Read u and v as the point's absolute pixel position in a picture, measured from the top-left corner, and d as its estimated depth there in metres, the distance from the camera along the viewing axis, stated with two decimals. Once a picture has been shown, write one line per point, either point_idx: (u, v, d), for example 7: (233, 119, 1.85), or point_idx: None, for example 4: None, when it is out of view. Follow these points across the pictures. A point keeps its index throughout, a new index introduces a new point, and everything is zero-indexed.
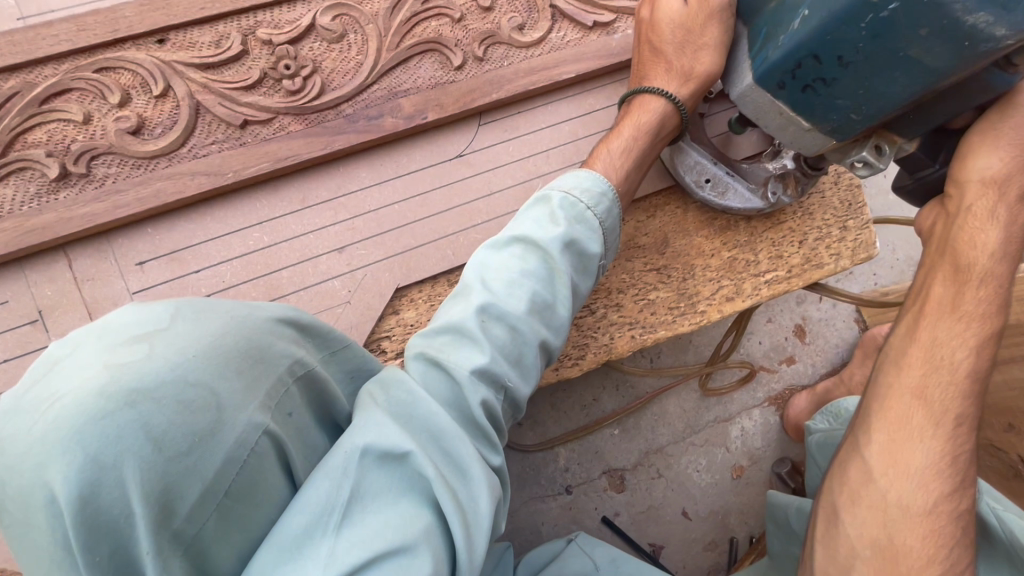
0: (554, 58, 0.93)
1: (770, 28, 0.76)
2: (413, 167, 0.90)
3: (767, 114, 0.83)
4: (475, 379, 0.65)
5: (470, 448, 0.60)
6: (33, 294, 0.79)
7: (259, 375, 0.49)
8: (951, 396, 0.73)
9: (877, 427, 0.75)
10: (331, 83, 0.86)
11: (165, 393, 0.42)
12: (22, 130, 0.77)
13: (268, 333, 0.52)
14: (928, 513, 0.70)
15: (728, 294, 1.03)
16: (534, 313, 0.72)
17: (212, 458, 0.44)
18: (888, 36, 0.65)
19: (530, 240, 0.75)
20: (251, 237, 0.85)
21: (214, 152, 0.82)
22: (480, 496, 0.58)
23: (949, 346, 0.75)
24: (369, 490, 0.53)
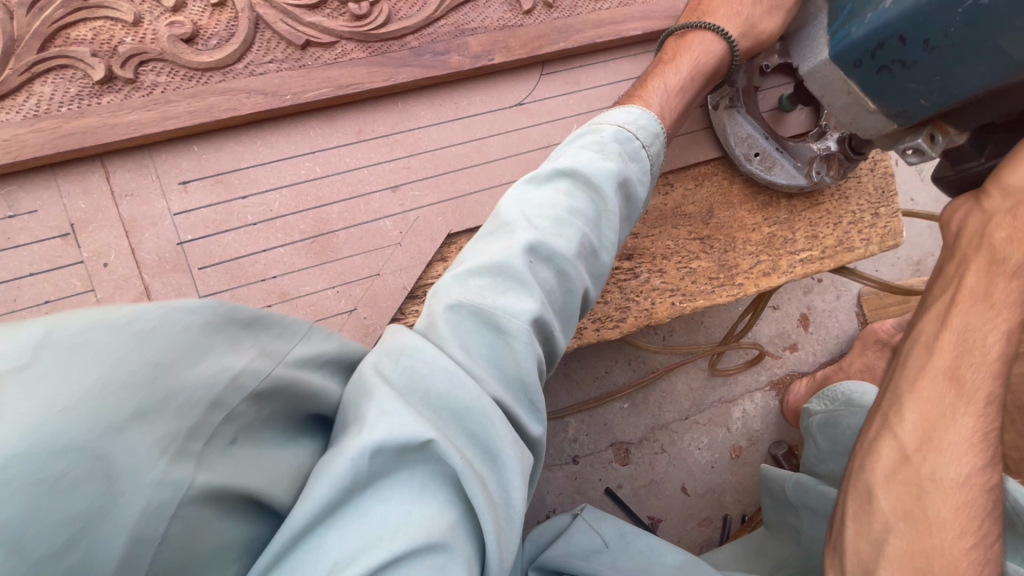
0: (622, 13, 0.91)
1: (856, 6, 0.75)
2: (472, 111, 0.87)
3: (835, 93, 0.84)
4: (528, 326, 0.59)
5: (502, 427, 0.51)
6: (66, 206, 0.73)
7: (169, 411, 0.34)
8: (986, 380, 0.59)
9: (909, 405, 0.62)
10: (397, 13, 0.82)
11: (18, 477, 0.28)
12: (65, 25, 0.70)
13: (190, 347, 0.36)
14: (968, 490, 0.58)
15: (765, 269, 1.04)
16: (581, 256, 0.67)
17: (107, 549, 0.30)
18: (979, 25, 0.62)
19: (585, 175, 0.69)
20: (302, 166, 0.81)
21: (272, 71, 0.77)
22: (513, 483, 0.50)
23: (984, 330, 0.61)
24: (384, 487, 0.44)
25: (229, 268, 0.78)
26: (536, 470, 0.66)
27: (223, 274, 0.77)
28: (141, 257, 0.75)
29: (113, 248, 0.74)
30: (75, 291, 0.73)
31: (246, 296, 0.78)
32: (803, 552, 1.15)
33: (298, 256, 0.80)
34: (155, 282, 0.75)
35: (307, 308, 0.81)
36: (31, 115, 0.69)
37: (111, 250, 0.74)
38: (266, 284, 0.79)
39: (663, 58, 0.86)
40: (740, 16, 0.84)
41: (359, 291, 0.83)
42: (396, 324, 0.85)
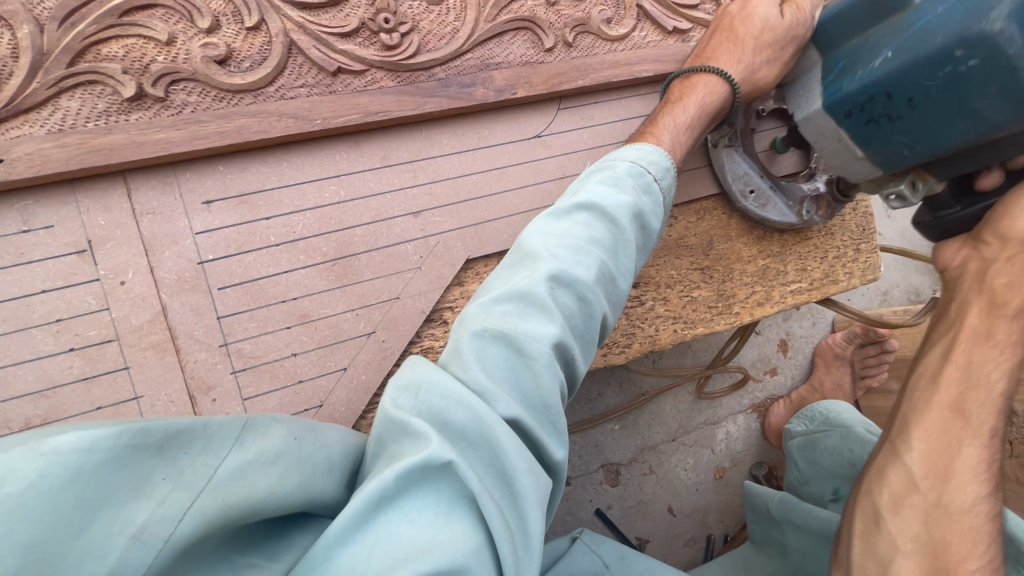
0: (636, 55, 0.96)
1: (849, 62, 0.81)
2: (493, 141, 0.90)
3: (826, 137, 0.90)
4: (550, 349, 0.61)
5: (520, 459, 0.54)
6: (84, 223, 0.71)
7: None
8: (989, 414, 0.64)
9: (917, 435, 0.65)
10: (426, 46, 0.84)
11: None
12: (96, 41, 0.70)
13: (82, 509, 0.35)
14: (973, 516, 0.60)
15: (758, 299, 1.10)
16: (600, 281, 0.69)
17: None
18: (958, 88, 0.68)
19: (603, 207, 0.72)
20: (327, 189, 0.81)
21: (303, 96, 0.78)
22: (528, 509, 0.53)
23: (988, 368, 0.65)
24: (410, 514, 0.48)
25: (249, 289, 0.77)
26: (556, 499, 0.67)
27: (243, 295, 0.77)
28: (160, 276, 0.73)
29: (131, 267, 0.72)
30: (90, 310, 0.71)
31: (265, 318, 0.78)
32: (791, 566, 1.21)
33: (319, 279, 0.80)
34: (173, 302, 0.74)
35: (326, 331, 0.80)
36: (56, 129, 0.68)
37: (129, 269, 0.72)
38: (286, 306, 0.79)
39: (670, 99, 0.89)
40: (741, 63, 0.88)
41: (378, 315, 0.83)
42: (413, 348, 0.86)
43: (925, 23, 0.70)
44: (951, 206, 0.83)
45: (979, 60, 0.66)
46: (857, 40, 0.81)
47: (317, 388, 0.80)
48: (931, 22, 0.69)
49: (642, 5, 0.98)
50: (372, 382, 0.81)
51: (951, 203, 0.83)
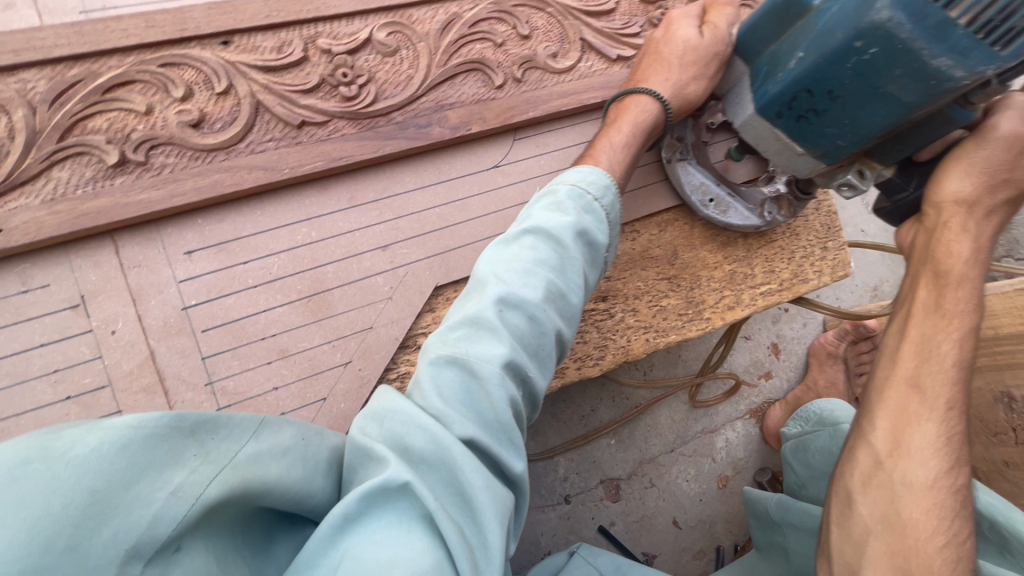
0: (583, 84, 1.03)
1: (770, 68, 0.84)
2: (453, 175, 0.96)
3: (765, 140, 0.92)
4: (501, 369, 0.66)
5: (477, 475, 0.58)
6: (77, 280, 0.78)
7: (107, 532, 0.37)
8: (943, 384, 0.70)
9: (879, 414, 0.73)
10: (383, 93, 0.92)
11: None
12: (82, 117, 0.78)
13: (131, 470, 0.40)
14: (936, 491, 0.67)
15: (729, 303, 1.13)
16: (549, 300, 0.74)
17: None
18: (869, 75, 0.72)
19: (548, 230, 0.77)
20: (299, 232, 0.87)
21: (271, 149, 0.85)
22: (488, 523, 0.56)
23: (939, 339, 0.72)
24: (373, 534, 0.52)
25: (230, 329, 0.83)
26: (521, 510, 0.70)
27: (225, 336, 0.82)
28: (147, 323, 0.80)
29: (121, 317, 0.79)
30: (84, 358, 0.77)
31: (246, 355, 0.83)
32: (793, 569, 1.20)
33: (296, 315, 0.86)
34: (160, 346, 0.80)
35: (305, 363, 0.85)
36: (50, 199, 0.76)
37: (119, 318, 0.79)
38: (266, 342, 0.84)
39: (609, 120, 0.95)
40: (669, 82, 0.93)
41: (353, 345, 0.88)
42: (389, 374, 0.91)
43: (824, 23, 0.74)
44: (905, 189, 0.87)
45: (880, 48, 0.69)
46: (774, 47, 0.85)
47: (299, 417, 0.84)
48: (829, 22, 0.73)
49: (585, 38, 1.04)
50: (350, 409, 0.85)
51: (903, 186, 0.87)
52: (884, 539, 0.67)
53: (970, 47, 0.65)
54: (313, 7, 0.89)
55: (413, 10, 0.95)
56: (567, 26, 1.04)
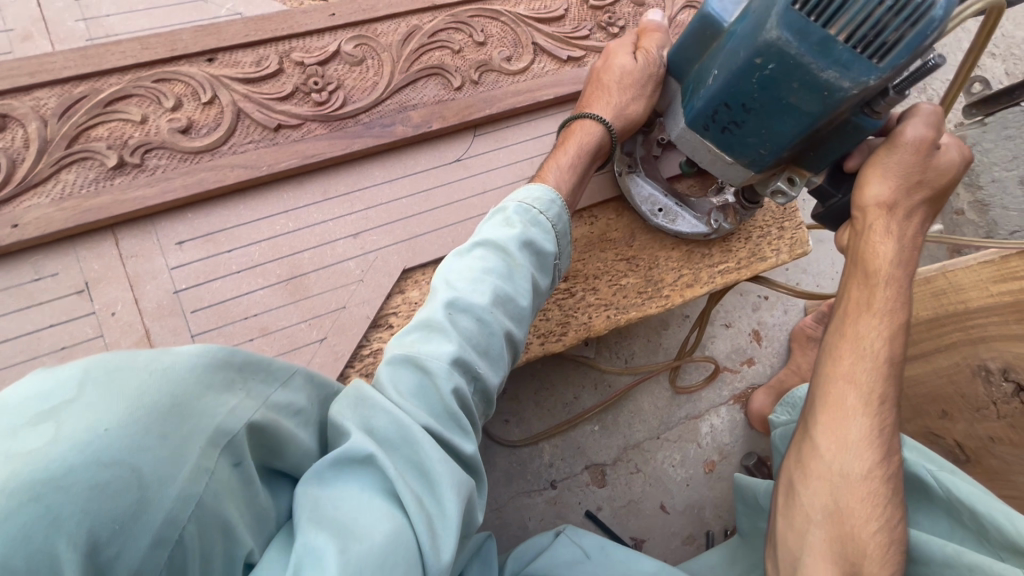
0: (536, 83, 1.12)
1: (696, 84, 0.91)
2: (418, 169, 1.05)
3: (699, 150, 0.97)
4: (450, 365, 0.72)
5: (434, 451, 0.64)
6: (82, 268, 0.88)
7: (186, 428, 0.47)
8: (874, 378, 0.83)
9: (821, 412, 0.85)
10: (350, 98, 1.02)
11: (84, 474, 0.41)
12: (86, 127, 0.90)
13: (200, 385, 0.50)
14: (868, 481, 0.81)
15: (687, 281, 1.19)
16: (498, 304, 0.80)
17: (137, 539, 0.43)
18: (773, 89, 0.79)
19: (496, 242, 0.85)
20: (277, 223, 0.97)
21: (251, 150, 0.96)
22: (445, 494, 0.63)
23: (870, 337, 0.85)
24: (337, 499, 0.58)
25: (217, 310, 0.92)
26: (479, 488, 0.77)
27: (212, 316, 0.92)
28: (143, 305, 0.90)
29: (120, 300, 0.89)
30: (87, 337, 0.87)
31: (231, 333, 0.92)
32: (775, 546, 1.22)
33: (275, 297, 0.95)
34: (154, 326, 0.89)
35: (284, 339, 0.94)
36: (60, 198, 0.87)
37: (118, 301, 0.89)
38: (248, 321, 0.93)
39: (559, 144, 1.04)
40: (611, 104, 1.01)
41: (328, 323, 0.97)
42: (362, 350, 0.99)
43: (731, 44, 0.82)
44: (834, 195, 0.97)
45: (775, 64, 0.77)
46: (699, 66, 0.92)
47: None
48: (734, 43, 0.81)
49: (537, 42, 1.14)
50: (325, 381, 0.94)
51: (833, 192, 0.97)
52: (824, 526, 0.81)
53: (851, 60, 0.72)
54: (287, 26, 1.01)
55: (377, 25, 1.07)
56: (520, 33, 1.14)
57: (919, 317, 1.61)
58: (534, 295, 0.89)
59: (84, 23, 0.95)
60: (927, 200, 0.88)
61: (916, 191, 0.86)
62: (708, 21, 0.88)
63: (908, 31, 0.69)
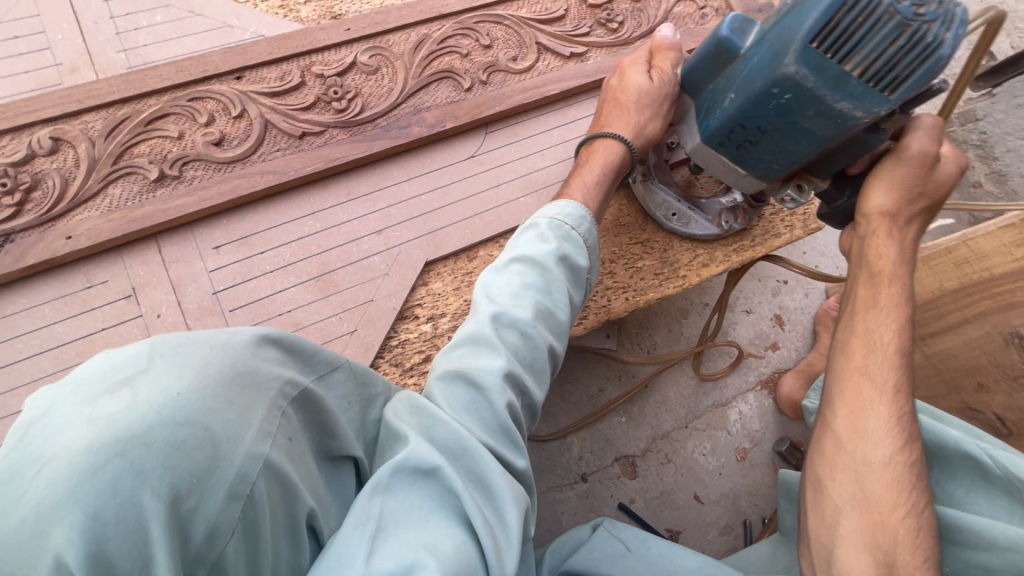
0: (543, 80, 1.17)
1: (711, 103, 0.94)
2: (435, 167, 1.11)
3: (713, 163, 1.01)
4: (500, 379, 0.69)
5: (493, 462, 0.62)
6: (129, 275, 0.95)
7: (246, 396, 0.49)
8: (887, 369, 0.87)
9: (838, 404, 0.89)
10: (369, 104, 1.09)
11: (161, 432, 0.42)
12: (130, 145, 0.98)
13: (255, 359, 0.52)
14: (893, 467, 0.83)
15: (703, 260, 1.21)
16: (540, 318, 0.77)
17: (210, 496, 0.45)
18: (788, 114, 0.82)
19: (532, 256, 0.81)
20: (306, 224, 1.03)
21: (278, 157, 1.03)
22: (506, 507, 0.60)
23: (880, 331, 0.89)
24: (400, 513, 0.56)
25: (254, 308, 0.97)
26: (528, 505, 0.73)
27: (249, 313, 0.97)
28: (185, 307, 0.95)
29: (164, 303, 0.94)
30: (136, 338, 0.92)
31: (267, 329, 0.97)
32: None
33: (307, 293, 1.00)
34: (197, 326, 0.94)
35: (316, 333, 0.99)
36: (108, 211, 0.94)
37: (162, 304, 0.94)
38: (283, 317, 0.98)
39: (580, 163, 1.03)
40: (630, 124, 1.01)
41: (357, 315, 1.01)
42: (391, 341, 1.03)
43: (748, 70, 0.84)
44: (839, 198, 1.00)
45: (792, 94, 0.79)
46: (713, 85, 0.95)
47: None
48: (751, 70, 0.83)
49: (540, 41, 1.20)
50: None
51: (837, 196, 0.99)
52: (856, 515, 0.83)
53: (864, 94, 0.76)
54: (307, 42, 1.08)
55: (389, 37, 1.14)
56: (523, 34, 1.20)
57: (942, 288, 1.58)
58: (570, 310, 0.84)
59: (124, 54, 1.04)
60: (925, 211, 0.93)
61: (916, 202, 0.91)
62: (723, 45, 0.90)
63: (918, 68, 0.73)
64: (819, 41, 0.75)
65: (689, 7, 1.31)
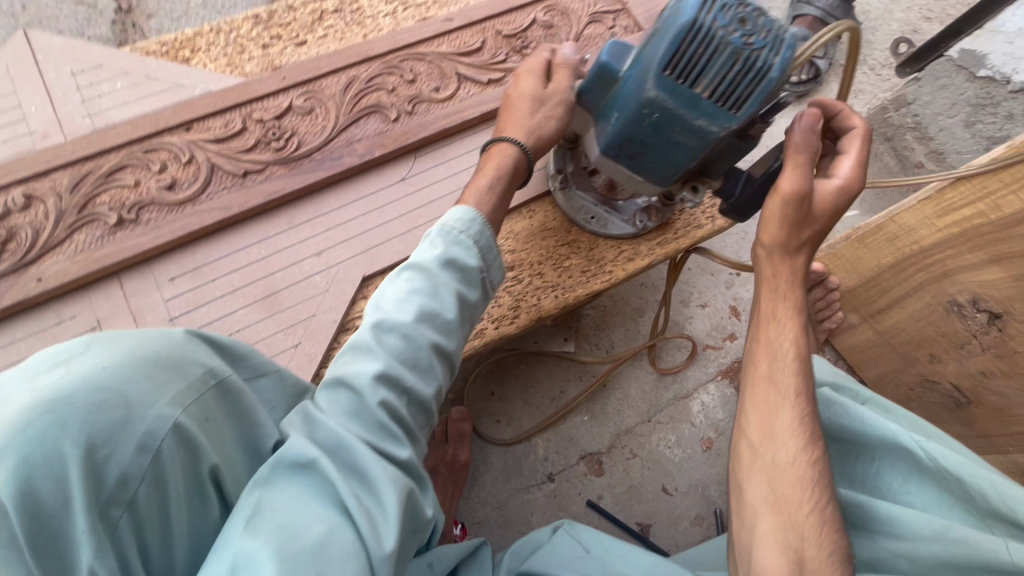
0: (463, 106, 1.30)
1: (602, 121, 1.00)
2: (368, 192, 1.22)
3: (615, 172, 1.08)
4: (375, 383, 0.73)
5: (368, 453, 0.68)
6: (94, 309, 1.06)
7: (167, 373, 0.62)
8: (790, 376, 0.91)
9: (750, 411, 0.93)
10: (304, 141, 1.21)
11: (83, 395, 0.56)
12: (92, 196, 1.11)
13: (181, 349, 0.66)
14: (798, 466, 0.87)
15: (628, 255, 1.29)
16: (424, 320, 0.80)
17: (123, 448, 0.57)
18: (661, 131, 0.88)
19: (418, 262, 0.83)
20: (253, 252, 1.14)
21: (224, 195, 1.15)
22: (383, 491, 0.67)
23: (781, 341, 0.93)
24: (279, 501, 0.63)
25: (206, 330, 1.08)
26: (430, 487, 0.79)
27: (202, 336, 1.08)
28: None
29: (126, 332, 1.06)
30: None
31: None
32: None
33: (254, 313, 1.11)
34: None
35: (264, 348, 1.09)
36: (75, 254, 1.07)
37: None
38: (233, 336, 1.09)
39: (480, 167, 1.10)
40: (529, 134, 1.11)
41: (301, 329, 1.11)
42: (334, 351, 1.12)
43: (623, 94, 0.89)
44: (732, 193, 1.06)
45: (659, 114, 0.86)
46: (603, 103, 1.00)
47: None
48: (625, 93, 0.89)
49: (459, 71, 1.33)
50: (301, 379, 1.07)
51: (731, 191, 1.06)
52: (772, 516, 0.86)
53: (716, 112, 0.83)
54: (247, 93, 1.22)
55: (322, 81, 1.27)
56: (444, 66, 1.33)
57: (880, 265, 1.59)
58: (466, 308, 0.87)
59: (89, 118, 1.19)
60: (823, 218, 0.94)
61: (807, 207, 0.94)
62: (604, 69, 0.95)
63: (756, 87, 0.81)
64: (671, 69, 0.82)
65: (599, 27, 1.43)
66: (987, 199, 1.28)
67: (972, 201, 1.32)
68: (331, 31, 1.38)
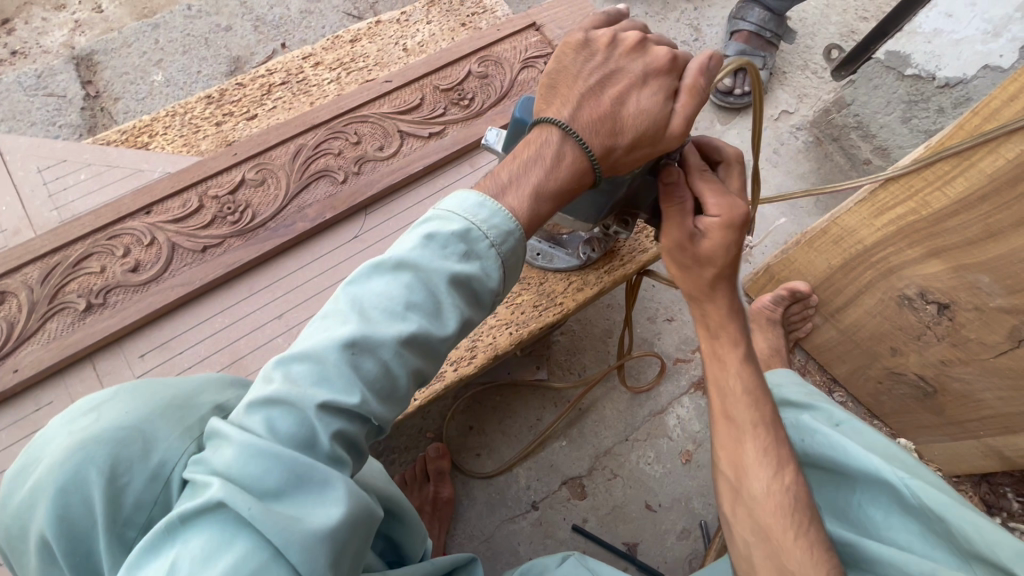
0: (408, 161, 1.37)
1: None
2: (320, 252, 1.29)
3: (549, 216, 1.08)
4: (328, 417, 0.63)
5: (308, 479, 0.60)
6: (69, 393, 1.12)
7: (178, 411, 0.73)
8: (744, 409, 0.93)
9: (719, 449, 0.96)
10: (258, 212, 1.29)
11: (107, 432, 0.68)
12: (62, 286, 1.18)
13: (193, 391, 0.78)
14: (773, 495, 0.88)
15: (578, 286, 1.34)
16: (409, 343, 0.68)
17: (138, 476, 0.65)
18: None
19: (415, 266, 0.69)
20: (216, 321, 1.21)
21: (186, 271, 1.22)
22: (320, 517, 0.59)
23: (728, 379, 0.95)
24: (192, 542, 0.55)
25: None
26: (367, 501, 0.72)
27: None
28: None
29: None
30: None
31: None
32: None
33: None
34: None
35: None
36: (49, 341, 1.14)
37: None
38: None
39: None
40: None
41: None
42: None
43: None
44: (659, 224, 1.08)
45: None
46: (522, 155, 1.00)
47: None
48: None
49: (401, 129, 1.40)
50: None
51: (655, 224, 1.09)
52: (761, 545, 0.89)
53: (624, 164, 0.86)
54: (201, 172, 1.30)
55: (271, 152, 1.35)
56: (386, 126, 1.41)
57: (831, 266, 1.64)
58: (461, 333, 0.74)
59: (56, 211, 1.27)
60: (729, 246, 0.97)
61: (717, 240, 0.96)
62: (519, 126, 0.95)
63: None
64: None
65: (531, 72, 1.51)
66: (916, 197, 1.32)
67: (901, 200, 1.36)
68: (280, 102, 1.47)
